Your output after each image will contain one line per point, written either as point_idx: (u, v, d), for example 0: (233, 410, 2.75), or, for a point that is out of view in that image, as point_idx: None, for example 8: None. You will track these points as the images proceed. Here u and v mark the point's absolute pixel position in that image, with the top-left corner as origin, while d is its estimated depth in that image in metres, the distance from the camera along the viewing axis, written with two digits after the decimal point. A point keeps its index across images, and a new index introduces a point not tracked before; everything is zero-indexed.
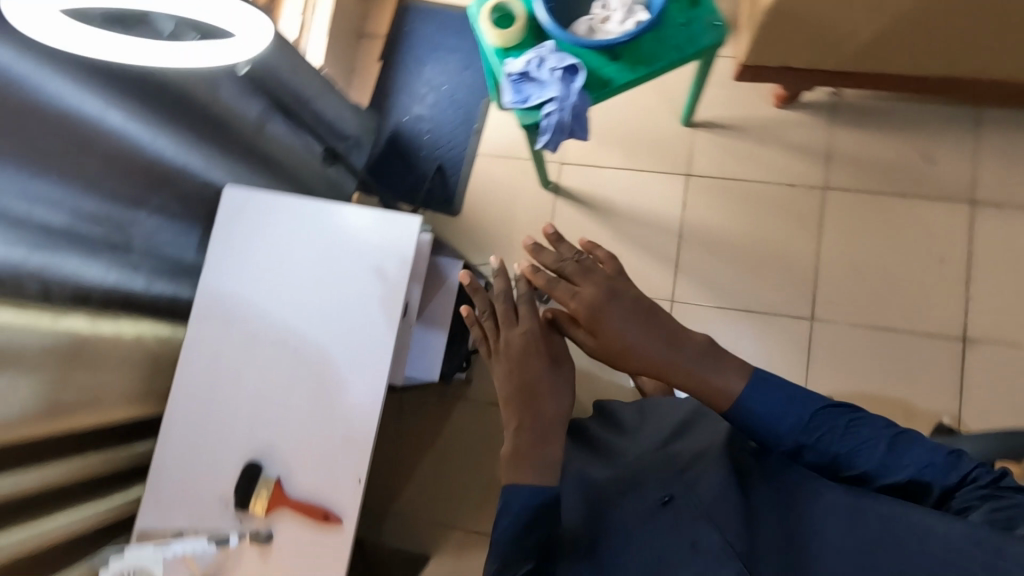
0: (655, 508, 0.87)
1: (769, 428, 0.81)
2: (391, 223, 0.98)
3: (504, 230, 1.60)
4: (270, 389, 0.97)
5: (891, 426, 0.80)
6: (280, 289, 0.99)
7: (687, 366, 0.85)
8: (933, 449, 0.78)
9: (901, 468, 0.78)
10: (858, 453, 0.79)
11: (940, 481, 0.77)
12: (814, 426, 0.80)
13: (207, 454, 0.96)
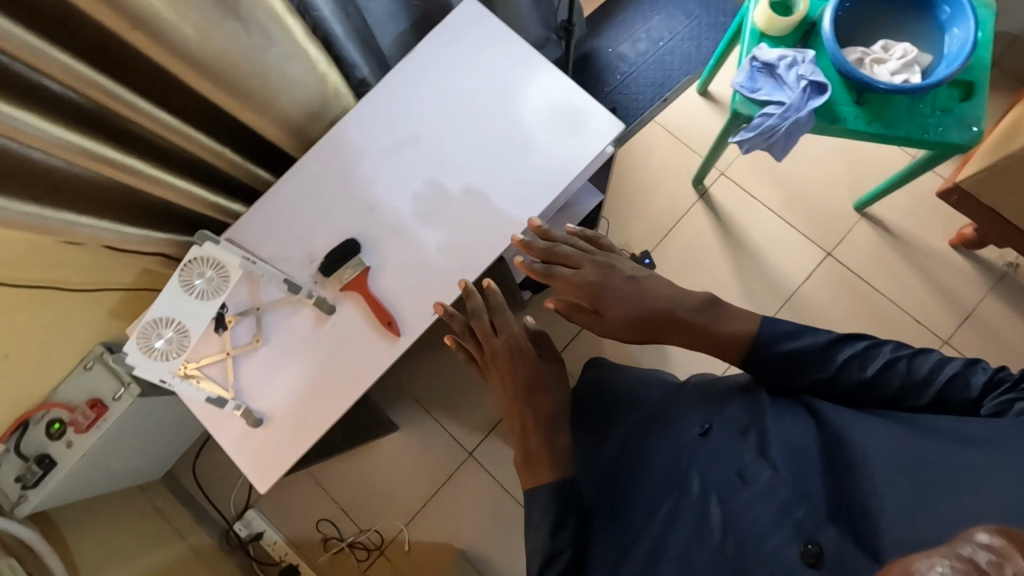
0: (687, 441, 0.84)
1: (783, 356, 0.84)
2: (585, 117, 0.95)
3: (636, 206, 1.61)
4: (396, 193, 0.95)
5: (896, 346, 0.81)
6: (451, 104, 0.97)
7: (700, 322, 0.91)
8: (948, 368, 0.76)
9: (919, 382, 0.76)
10: (878, 381, 0.79)
11: (963, 385, 0.74)
12: (825, 349, 0.82)
13: (306, 214, 0.95)
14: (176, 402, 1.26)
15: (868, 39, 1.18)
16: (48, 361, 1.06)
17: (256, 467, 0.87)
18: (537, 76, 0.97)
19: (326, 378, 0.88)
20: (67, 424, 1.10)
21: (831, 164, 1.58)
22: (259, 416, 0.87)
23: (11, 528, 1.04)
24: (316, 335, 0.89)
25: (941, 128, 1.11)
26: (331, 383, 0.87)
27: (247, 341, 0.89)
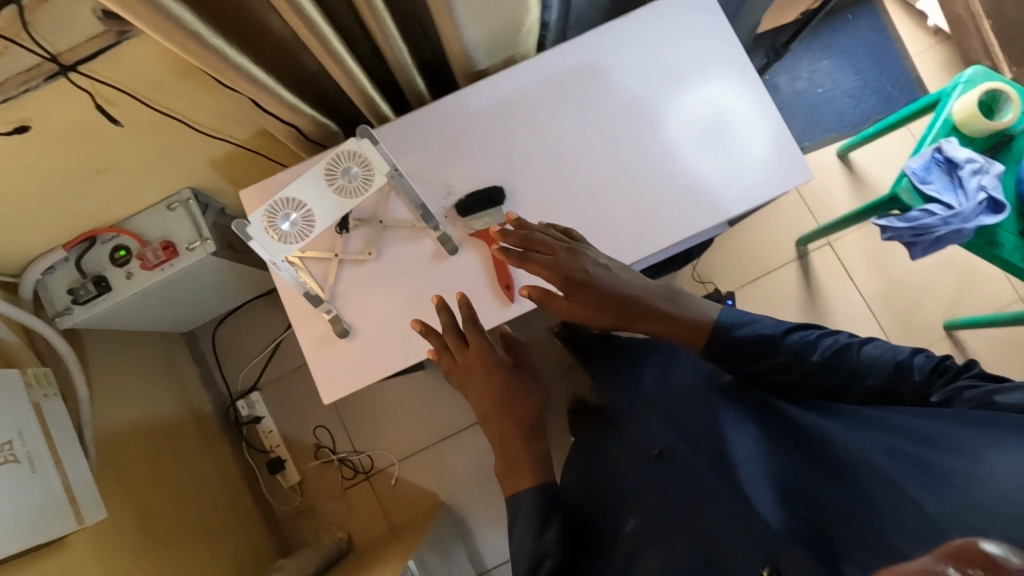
0: (657, 465, 0.82)
1: (718, 350, 0.77)
2: (769, 156, 0.88)
3: (730, 247, 1.55)
4: (558, 156, 0.89)
5: (837, 335, 0.72)
6: (642, 83, 0.90)
7: (666, 308, 0.80)
8: (893, 356, 0.66)
9: (869, 381, 0.66)
10: (831, 387, 0.69)
11: (915, 376, 0.63)
12: (779, 355, 0.74)
13: (459, 145, 0.89)
14: (234, 272, 1.21)
15: None
16: (135, 190, 1.01)
17: (324, 380, 0.84)
18: (738, 94, 0.89)
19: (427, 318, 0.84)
20: (132, 256, 1.06)
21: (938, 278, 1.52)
22: (347, 328, 0.83)
23: (50, 337, 1.02)
24: (429, 270, 0.85)
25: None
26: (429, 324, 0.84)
27: (359, 250, 0.85)
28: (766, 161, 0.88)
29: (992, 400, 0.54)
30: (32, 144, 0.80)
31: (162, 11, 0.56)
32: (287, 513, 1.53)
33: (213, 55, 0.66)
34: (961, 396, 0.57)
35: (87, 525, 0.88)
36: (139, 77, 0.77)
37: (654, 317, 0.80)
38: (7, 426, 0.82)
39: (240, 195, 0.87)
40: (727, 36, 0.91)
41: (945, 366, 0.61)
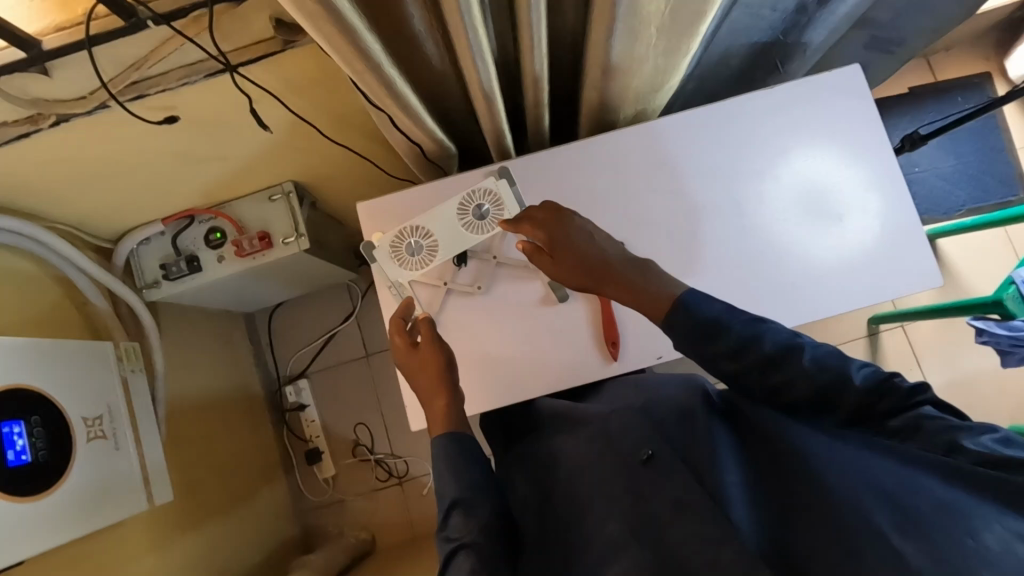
0: (634, 468, 0.67)
1: (685, 336, 0.66)
2: (889, 256, 0.86)
3: None
4: (682, 220, 0.88)
5: (790, 333, 0.62)
6: (778, 160, 0.88)
7: (633, 274, 0.73)
8: (844, 362, 0.58)
9: (814, 388, 0.58)
10: (779, 383, 0.60)
11: (857, 389, 0.56)
12: (739, 354, 0.62)
13: (585, 194, 0.88)
14: (314, 267, 1.21)
15: None
16: (243, 178, 1.01)
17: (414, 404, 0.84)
18: (874, 189, 0.87)
19: (527, 362, 0.84)
20: (227, 240, 1.06)
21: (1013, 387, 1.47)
22: None
23: (138, 309, 1.03)
24: (534, 314, 0.84)
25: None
26: (530, 369, 0.83)
27: (468, 284, 0.84)
28: (895, 261, 0.86)
29: (956, 442, 0.50)
30: (169, 130, 0.80)
31: (354, 40, 0.55)
32: (315, 505, 1.52)
33: (379, 82, 0.65)
34: (922, 432, 0.52)
35: (154, 507, 0.88)
36: (287, 82, 0.77)
37: (626, 292, 0.72)
38: (99, 400, 0.83)
39: (358, 208, 0.87)
40: (873, 124, 0.88)
41: (896, 381, 0.55)
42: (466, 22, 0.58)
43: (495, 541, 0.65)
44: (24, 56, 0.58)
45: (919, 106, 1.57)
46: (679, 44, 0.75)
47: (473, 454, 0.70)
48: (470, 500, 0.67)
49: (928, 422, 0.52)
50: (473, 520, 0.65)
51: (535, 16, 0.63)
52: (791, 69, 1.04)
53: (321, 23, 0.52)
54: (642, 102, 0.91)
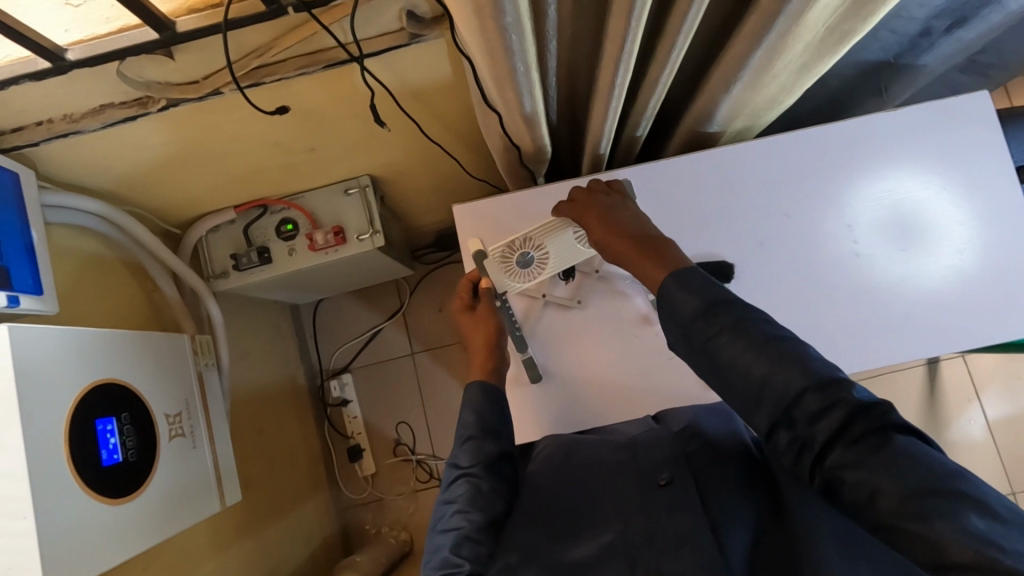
0: (648, 490, 0.63)
1: (662, 297, 0.60)
2: (990, 295, 0.82)
3: None
4: (789, 242, 0.84)
5: (763, 316, 0.54)
6: (891, 184, 0.84)
7: (647, 243, 0.66)
8: (802, 353, 0.51)
9: (764, 371, 0.51)
10: (730, 361, 0.54)
11: (804, 389, 0.49)
12: (701, 341, 0.56)
13: (691, 210, 0.85)
14: (376, 263, 1.18)
15: None
16: (323, 170, 0.98)
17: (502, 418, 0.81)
18: (993, 225, 0.82)
19: (626, 382, 0.80)
20: (299, 233, 1.03)
21: None
22: (541, 373, 0.80)
23: (205, 298, 1.00)
24: (635, 332, 0.81)
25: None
26: (629, 390, 0.80)
27: (568, 296, 0.81)
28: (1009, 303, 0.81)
29: (905, 456, 0.44)
30: (268, 118, 0.77)
31: (515, 42, 0.52)
32: (353, 503, 1.50)
33: (512, 87, 0.61)
34: (864, 466, 0.45)
35: (225, 507, 0.85)
36: (399, 76, 0.73)
37: (638, 256, 0.65)
38: (178, 397, 0.79)
39: (453, 210, 0.84)
40: (992, 156, 0.83)
41: (852, 396, 0.47)
42: (626, 30, 0.55)
43: (496, 486, 0.64)
44: (155, 37, 0.55)
45: None
46: (813, 63, 0.71)
47: (500, 406, 0.69)
48: (488, 442, 0.66)
49: (882, 454, 0.45)
50: (481, 453, 0.65)
51: (687, 26, 0.59)
52: (896, 93, 1.00)
53: (489, 24, 0.49)
54: (749, 119, 0.87)
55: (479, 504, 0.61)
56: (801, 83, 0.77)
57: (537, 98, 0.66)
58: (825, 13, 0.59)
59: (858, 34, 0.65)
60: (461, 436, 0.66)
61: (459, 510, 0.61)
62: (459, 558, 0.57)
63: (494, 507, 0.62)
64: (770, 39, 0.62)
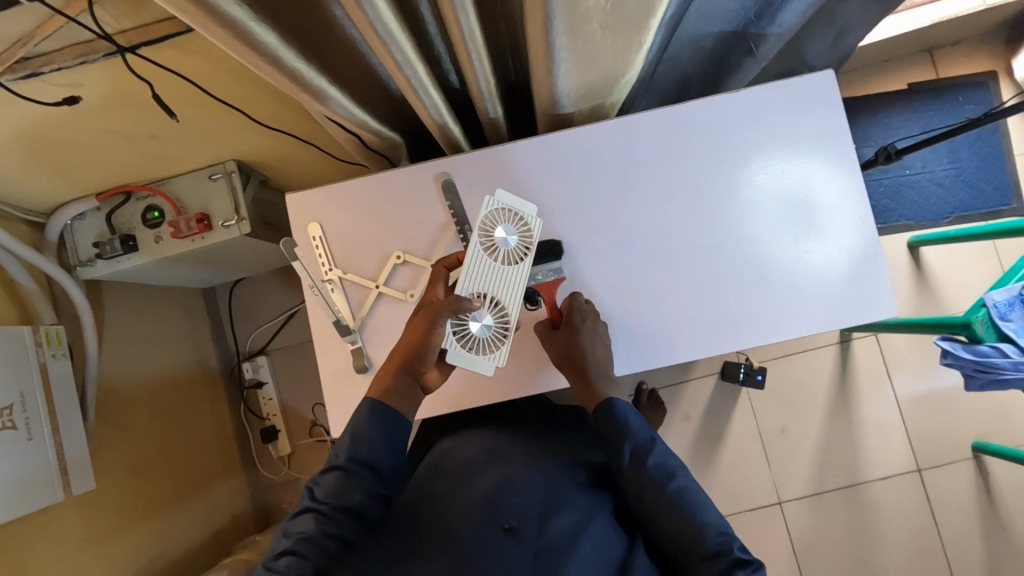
0: (498, 535, 0.71)
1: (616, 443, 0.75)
2: (831, 287, 0.80)
3: None
4: (628, 232, 0.81)
5: (638, 439, 0.73)
6: (735, 169, 0.81)
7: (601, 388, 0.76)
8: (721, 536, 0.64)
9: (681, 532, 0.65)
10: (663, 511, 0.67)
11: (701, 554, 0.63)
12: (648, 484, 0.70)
13: (528, 197, 0.81)
14: (261, 248, 1.17)
15: None
16: (179, 157, 0.96)
17: (333, 411, 0.80)
18: (834, 215, 0.80)
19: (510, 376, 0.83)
20: (165, 220, 1.02)
21: (980, 402, 1.44)
22: (368, 365, 0.79)
23: (70, 288, 1.00)
24: (523, 342, 0.83)
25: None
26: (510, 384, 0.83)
27: (401, 291, 0.79)
28: (839, 295, 0.80)
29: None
30: (82, 107, 0.75)
31: (241, 36, 0.49)
32: (272, 483, 1.52)
33: (286, 81, 0.59)
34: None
35: (72, 496, 0.87)
36: (204, 61, 0.71)
37: (584, 387, 0.77)
38: (11, 389, 0.80)
39: (284, 199, 0.82)
40: (843, 143, 0.80)
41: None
42: (372, 20, 0.52)
43: (358, 512, 0.69)
44: None
45: (914, 104, 1.49)
46: (634, 41, 0.71)
47: (376, 433, 0.71)
48: (354, 472, 0.70)
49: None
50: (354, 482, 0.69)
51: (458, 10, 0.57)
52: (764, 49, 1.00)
53: (197, 18, 0.46)
54: (600, 99, 0.85)
55: (341, 533, 0.68)
56: (637, 61, 0.77)
57: (329, 87, 0.64)
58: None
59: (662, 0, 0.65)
60: (334, 475, 0.70)
61: (309, 544, 0.66)
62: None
63: (347, 531, 0.68)
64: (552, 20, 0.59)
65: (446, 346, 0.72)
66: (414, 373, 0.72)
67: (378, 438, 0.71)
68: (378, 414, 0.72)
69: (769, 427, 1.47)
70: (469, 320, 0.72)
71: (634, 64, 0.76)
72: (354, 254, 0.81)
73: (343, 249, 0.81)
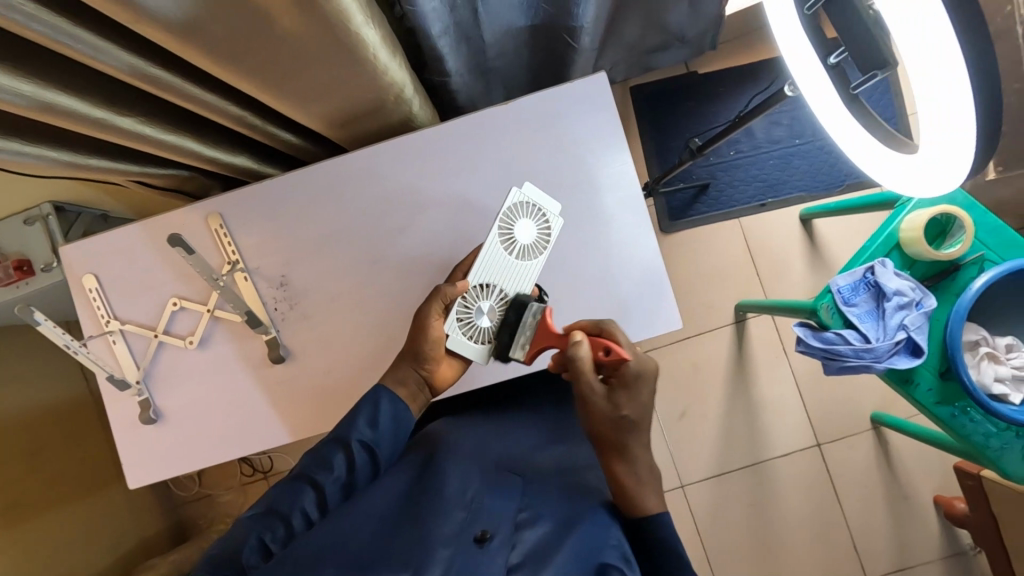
0: (470, 547, 0.63)
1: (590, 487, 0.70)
2: (615, 296, 0.78)
3: None
4: (405, 255, 0.79)
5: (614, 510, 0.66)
6: (512, 183, 0.78)
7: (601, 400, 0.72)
8: None
9: None
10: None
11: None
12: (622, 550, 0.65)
13: (301, 228, 0.79)
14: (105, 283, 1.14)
15: (1006, 319, 0.97)
16: None
17: (127, 462, 0.79)
18: (615, 224, 0.78)
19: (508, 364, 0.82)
20: None
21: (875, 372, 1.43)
22: (155, 416, 0.78)
23: None
24: (304, 382, 0.79)
25: (986, 437, 0.95)
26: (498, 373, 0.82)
27: (181, 337, 0.78)
28: (627, 305, 0.78)
29: None
30: None
31: None
32: (186, 499, 1.55)
33: None
34: None
35: None
36: None
37: None
38: None
39: (60, 250, 0.81)
40: (619, 150, 0.78)
41: None
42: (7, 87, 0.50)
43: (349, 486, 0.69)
44: None
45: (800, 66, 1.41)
46: (369, 72, 0.68)
47: (397, 423, 0.70)
48: (361, 455, 0.69)
49: None
50: (355, 466, 0.68)
51: (129, 64, 0.55)
52: (584, 40, 0.97)
53: None
54: (383, 116, 0.82)
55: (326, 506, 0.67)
56: (403, 82, 0.75)
57: (39, 149, 0.63)
58: (263, 22, 0.54)
59: (370, 28, 0.63)
60: (337, 448, 0.68)
61: (292, 508, 0.66)
62: (268, 541, 0.64)
63: (330, 500, 0.68)
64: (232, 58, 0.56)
65: (449, 331, 0.71)
66: (419, 367, 0.72)
67: (390, 425, 0.70)
68: (392, 403, 0.71)
69: (669, 411, 1.46)
70: (475, 309, 0.71)
71: (391, 82, 0.73)
72: (133, 303, 0.79)
73: (120, 299, 0.79)
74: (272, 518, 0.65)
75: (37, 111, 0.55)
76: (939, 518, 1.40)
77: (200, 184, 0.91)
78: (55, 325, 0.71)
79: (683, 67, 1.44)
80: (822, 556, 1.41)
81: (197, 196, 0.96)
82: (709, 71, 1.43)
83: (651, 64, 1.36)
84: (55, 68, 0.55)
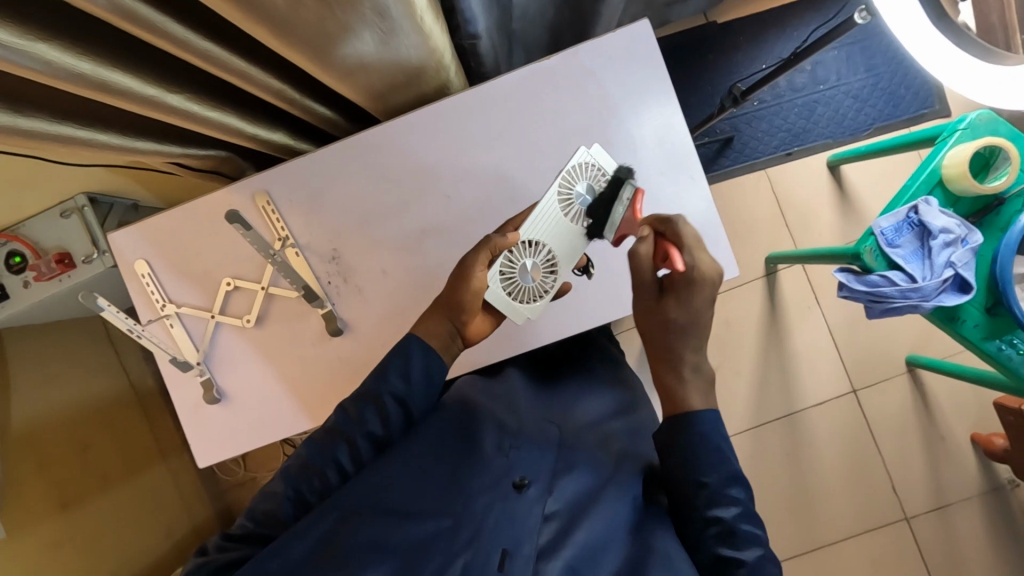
0: (508, 494, 0.65)
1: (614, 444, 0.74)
2: None
3: None
4: (452, 223, 0.78)
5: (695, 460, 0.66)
6: (557, 142, 0.77)
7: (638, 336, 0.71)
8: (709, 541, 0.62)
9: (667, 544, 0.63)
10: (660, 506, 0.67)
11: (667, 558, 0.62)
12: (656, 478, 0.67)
13: (344, 197, 0.79)
14: None
15: None
16: (19, 199, 0.93)
17: (195, 442, 0.81)
18: (665, 180, 0.78)
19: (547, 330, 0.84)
20: (28, 265, 0.98)
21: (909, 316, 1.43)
22: (219, 395, 0.79)
23: None
24: (361, 354, 0.79)
25: None
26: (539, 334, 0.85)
27: (239, 317, 0.79)
28: None
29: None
30: None
31: None
32: (231, 484, 1.59)
33: (25, 141, 0.56)
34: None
35: None
36: None
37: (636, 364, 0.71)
38: None
39: (109, 237, 0.81)
40: (664, 99, 0.76)
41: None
42: (67, 69, 0.49)
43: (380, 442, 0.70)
44: None
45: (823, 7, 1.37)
46: (414, 37, 0.67)
47: None
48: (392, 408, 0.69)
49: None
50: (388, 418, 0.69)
51: (178, 39, 0.53)
52: None
53: None
54: (420, 84, 0.80)
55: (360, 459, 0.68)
56: (443, 47, 0.74)
57: (89, 133, 0.62)
58: None
59: None
60: (371, 405, 0.69)
61: (328, 459, 0.67)
62: (305, 494, 0.66)
63: (366, 454, 0.69)
64: (281, 24, 0.55)
65: (491, 286, 0.71)
66: (466, 316, 0.72)
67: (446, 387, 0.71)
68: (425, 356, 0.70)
69: (703, 368, 1.47)
70: (521, 267, 0.71)
71: (433, 44, 0.72)
72: (189, 287, 0.80)
73: (176, 282, 0.80)
74: (310, 471, 0.67)
75: (93, 93, 0.54)
76: (976, 455, 1.41)
77: (237, 166, 0.91)
78: (117, 310, 0.72)
79: (702, 16, 1.39)
80: (863, 499, 1.43)
81: (232, 178, 0.96)
82: (728, 19, 1.40)
83: (671, 16, 1.33)
84: (105, 46, 0.53)
